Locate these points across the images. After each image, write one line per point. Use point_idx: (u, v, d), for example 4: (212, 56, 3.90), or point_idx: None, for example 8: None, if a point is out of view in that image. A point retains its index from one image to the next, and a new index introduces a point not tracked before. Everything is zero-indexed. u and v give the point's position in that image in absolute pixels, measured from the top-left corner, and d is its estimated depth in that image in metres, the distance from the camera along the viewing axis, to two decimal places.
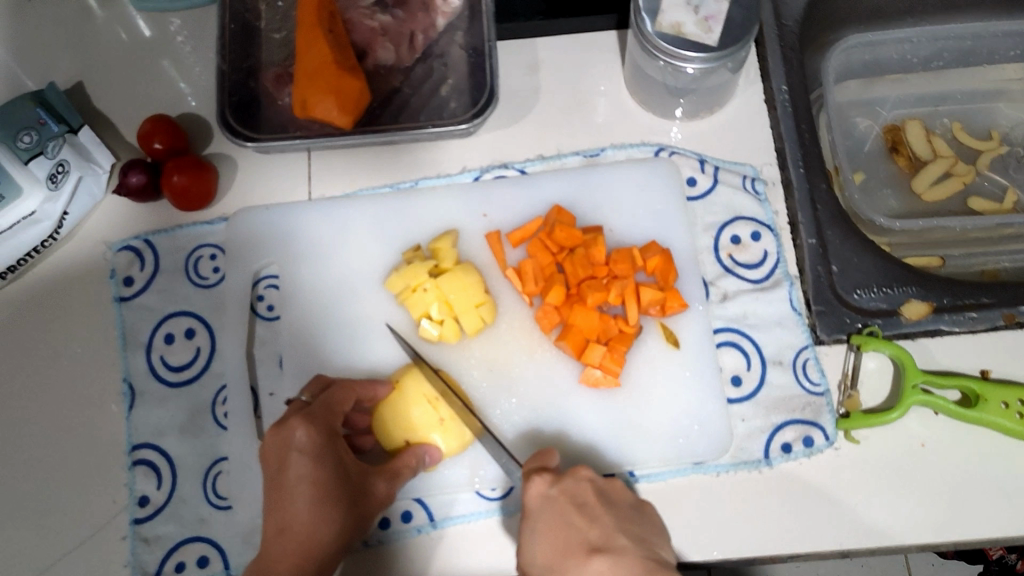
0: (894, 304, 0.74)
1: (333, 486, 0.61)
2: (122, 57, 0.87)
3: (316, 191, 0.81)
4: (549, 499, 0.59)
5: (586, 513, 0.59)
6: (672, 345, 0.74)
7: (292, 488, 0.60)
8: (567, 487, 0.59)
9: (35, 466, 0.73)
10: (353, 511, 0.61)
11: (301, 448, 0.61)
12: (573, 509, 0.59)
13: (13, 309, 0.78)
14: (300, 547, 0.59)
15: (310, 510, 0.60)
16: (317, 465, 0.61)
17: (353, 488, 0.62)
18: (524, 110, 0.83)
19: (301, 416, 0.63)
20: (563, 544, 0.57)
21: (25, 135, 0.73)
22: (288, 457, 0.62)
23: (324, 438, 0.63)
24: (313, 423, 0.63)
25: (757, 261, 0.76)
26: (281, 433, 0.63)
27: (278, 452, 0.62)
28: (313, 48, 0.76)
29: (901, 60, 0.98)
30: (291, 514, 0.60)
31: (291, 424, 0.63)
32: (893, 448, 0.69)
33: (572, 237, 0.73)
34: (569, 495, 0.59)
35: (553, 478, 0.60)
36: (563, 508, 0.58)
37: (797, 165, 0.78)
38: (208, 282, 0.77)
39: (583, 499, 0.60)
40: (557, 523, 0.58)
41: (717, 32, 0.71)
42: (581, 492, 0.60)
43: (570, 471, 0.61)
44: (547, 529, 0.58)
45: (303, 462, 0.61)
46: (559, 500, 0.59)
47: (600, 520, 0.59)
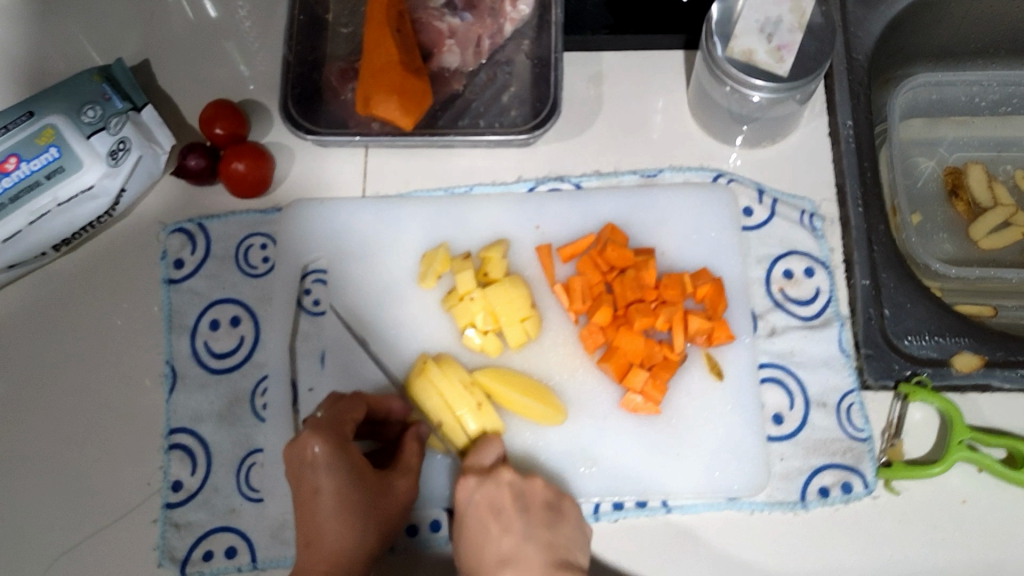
0: (944, 354, 0.72)
1: (353, 497, 0.61)
2: (186, 38, 0.87)
3: (370, 188, 0.81)
4: (470, 503, 0.64)
5: (501, 520, 0.63)
6: (715, 376, 0.73)
7: (313, 501, 0.60)
8: (488, 492, 0.64)
9: (72, 440, 0.73)
10: (375, 514, 0.61)
11: (315, 462, 0.61)
12: (490, 515, 0.63)
13: (63, 281, 0.79)
14: (328, 559, 0.59)
15: (335, 522, 0.60)
16: (335, 476, 0.61)
17: (374, 492, 0.62)
18: (583, 125, 0.82)
19: (310, 428, 0.62)
20: (478, 551, 0.62)
21: (89, 110, 0.73)
22: (303, 472, 0.61)
23: (340, 446, 0.61)
24: (324, 434, 0.61)
25: (809, 298, 0.75)
26: (296, 448, 0.62)
27: (295, 468, 0.62)
28: (381, 47, 0.75)
29: (969, 102, 0.96)
30: (318, 527, 0.60)
31: (304, 438, 0.62)
32: (933, 502, 0.68)
33: (623, 258, 0.73)
34: (489, 501, 0.64)
35: (475, 482, 0.65)
36: (481, 512, 0.64)
37: (856, 203, 0.77)
38: (257, 271, 0.78)
39: (500, 504, 0.64)
40: (475, 528, 0.63)
41: (789, 62, 0.70)
42: (501, 497, 0.64)
43: (494, 473, 0.65)
44: (468, 533, 0.63)
45: (324, 474, 0.60)
46: (477, 505, 0.64)
47: (513, 528, 0.63)
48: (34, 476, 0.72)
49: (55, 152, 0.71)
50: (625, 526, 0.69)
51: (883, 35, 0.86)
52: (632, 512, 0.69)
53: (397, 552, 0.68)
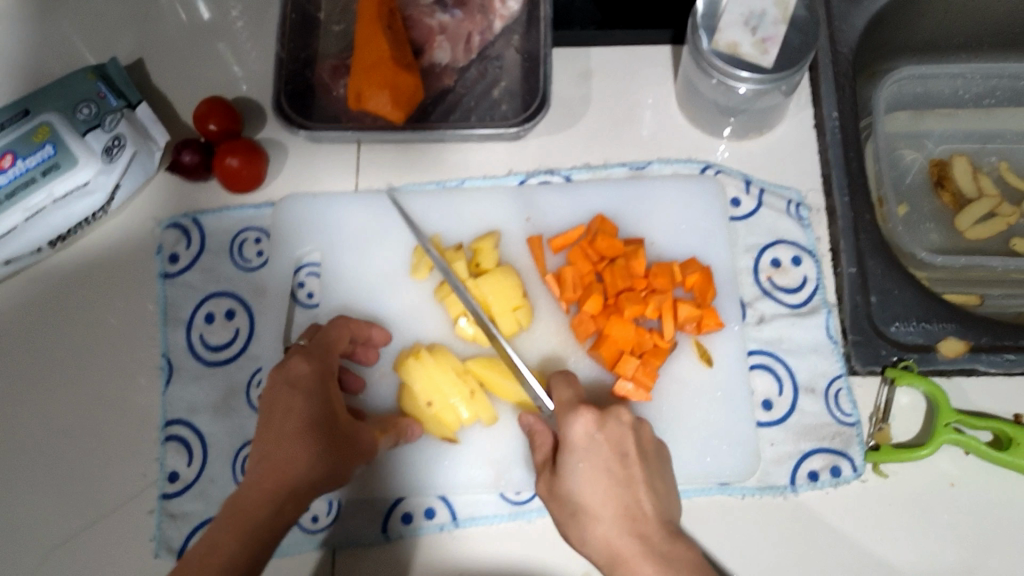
0: (931, 339, 0.73)
1: (320, 420, 0.61)
2: (179, 38, 0.88)
3: (363, 182, 0.82)
4: (593, 440, 0.59)
5: (625, 466, 0.59)
6: (705, 362, 0.74)
7: (281, 418, 0.60)
8: (613, 434, 0.60)
9: (69, 434, 0.74)
10: (334, 454, 0.60)
11: (297, 385, 0.62)
12: (616, 458, 0.59)
13: (60, 277, 0.79)
14: (279, 473, 0.57)
15: (297, 435, 0.59)
16: (310, 402, 0.61)
17: (337, 428, 0.62)
18: (573, 119, 0.83)
19: (299, 358, 0.64)
20: (599, 491, 0.57)
21: (84, 107, 0.75)
22: (282, 392, 0.61)
23: (322, 374, 0.63)
24: (311, 365, 0.63)
25: (796, 285, 0.76)
26: (280, 369, 0.64)
27: (271, 391, 0.62)
28: (371, 43, 0.76)
29: (953, 94, 0.97)
30: (277, 442, 0.58)
31: (292, 361, 0.64)
32: (921, 484, 0.69)
33: (613, 247, 0.74)
34: (613, 443, 0.60)
35: (599, 420, 0.60)
36: (606, 454, 0.59)
37: (842, 192, 0.78)
38: (251, 264, 0.79)
39: (625, 449, 0.60)
40: (599, 467, 0.58)
41: (773, 54, 0.71)
42: (625, 443, 0.60)
43: (612, 414, 0.61)
44: (585, 470, 0.58)
45: (302, 390, 0.61)
46: (603, 444, 0.59)
47: (635, 474, 0.59)
48: (32, 469, 0.73)
49: (50, 150, 0.72)
50: None
51: (867, 28, 0.87)
52: None
53: (391, 539, 0.69)
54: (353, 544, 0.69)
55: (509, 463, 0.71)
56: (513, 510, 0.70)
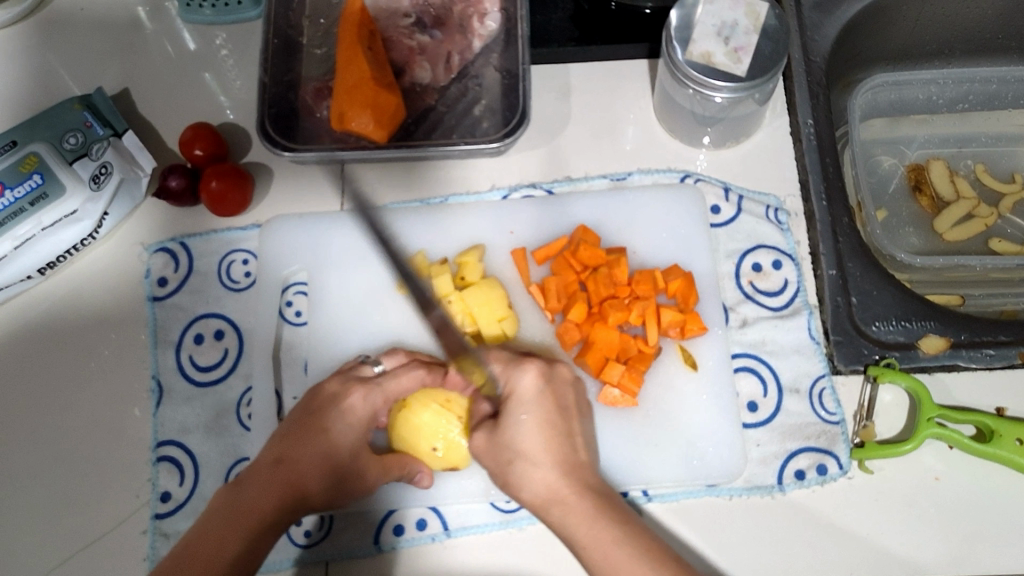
0: (911, 338, 0.74)
1: (343, 457, 0.65)
2: (165, 67, 0.90)
3: (348, 202, 0.83)
4: (538, 392, 0.63)
5: (567, 422, 0.63)
6: (689, 367, 0.75)
7: (316, 435, 0.65)
8: (557, 391, 0.64)
9: (62, 457, 0.74)
10: (342, 487, 0.65)
11: (345, 412, 0.66)
12: (559, 413, 0.63)
13: (50, 304, 0.80)
14: (290, 485, 0.62)
15: (315, 465, 0.64)
16: (347, 435, 0.66)
17: (354, 468, 0.66)
18: (553, 133, 0.85)
19: (361, 385, 0.68)
20: (546, 442, 0.61)
21: (71, 137, 0.76)
22: (330, 409, 0.66)
23: (367, 416, 0.67)
24: (367, 396, 0.68)
25: (777, 289, 0.77)
26: (336, 393, 0.68)
27: (323, 402, 0.67)
28: (353, 64, 0.78)
29: (927, 101, 0.99)
30: (300, 453, 0.64)
31: (352, 391, 0.68)
32: (907, 479, 0.69)
33: (595, 257, 0.75)
34: (558, 400, 0.64)
35: (546, 377, 0.65)
36: (552, 408, 0.63)
37: (820, 197, 0.79)
38: (239, 285, 0.80)
39: (564, 405, 0.64)
40: (543, 420, 0.62)
41: (747, 63, 0.73)
42: (566, 401, 0.65)
43: (557, 375, 0.66)
44: (533, 418, 0.62)
45: (342, 422, 0.66)
46: (547, 398, 0.63)
47: (574, 432, 0.63)
48: (26, 494, 0.73)
49: (38, 179, 0.73)
50: None
51: (838, 37, 0.89)
52: None
53: (384, 552, 0.69)
54: (346, 557, 0.69)
55: None
56: (504, 518, 0.70)
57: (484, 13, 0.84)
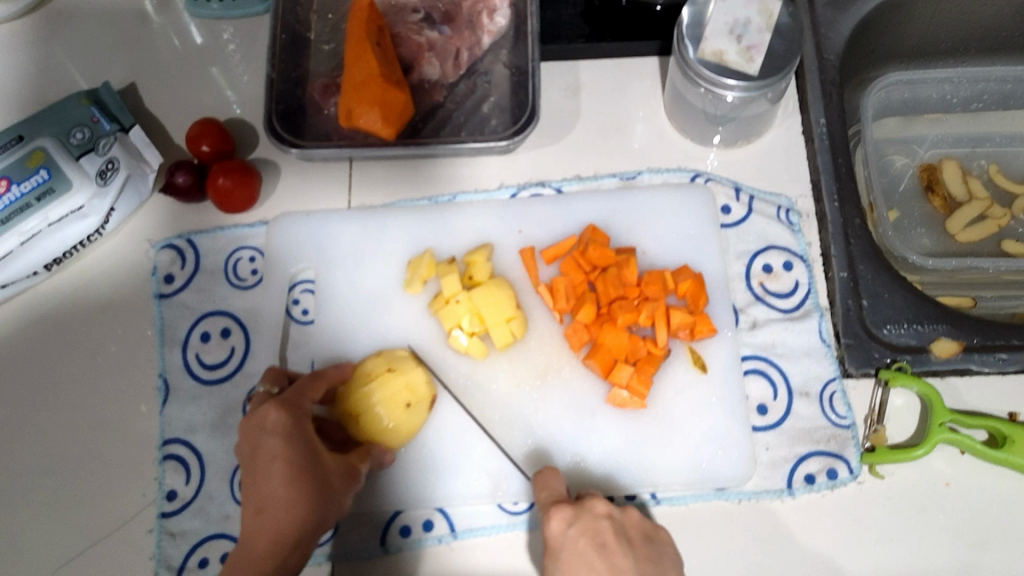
0: (923, 340, 0.74)
1: (307, 464, 0.60)
2: (171, 62, 0.89)
3: (356, 200, 0.83)
4: (567, 538, 0.59)
5: (606, 556, 0.57)
6: (699, 369, 0.74)
7: (267, 466, 0.59)
8: (586, 525, 0.59)
9: (67, 455, 0.74)
10: (327, 491, 0.60)
11: (275, 429, 0.61)
12: (593, 547, 0.58)
13: (55, 301, 0.80)
14: (276, 526, 0.57)
15: (286, 489, 0.58)
16: (293, 444, 0.61)
17: (324, 470, 0.61)
18: (563, 131, 0.84)
19: (273, 400, 0.63)
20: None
21: (78, 132, 0.76)
22: (260, 439, 0.61)
23: (298, 421, 0.62)
24: (285, 406, 0.62)
25: (788, 290, 0.76)
26: (255, 419, 0.62)
27: (250, 437, 0.61)
28: (361, 60, 0.77)
29: (940, 100, 0.97)
30: (263, 491, 0.58)
31: (264, 410, 0.62)
32: (918, 485, 0.69)
33: (605, 257, 0.75)
34: (589, 534, 0.59)
35: (572, 516, 0.60)
36: (581, 544, 0.58)
37: (832, 198, 0.78)
38: (246, 283, 0.79)
39: (603, 538, 0.59)
40: (579, 565, 0.57)
41: (759, 61, 0.72)
42: (602, 532, 0.59)
43: (588, 508, 0.61)
44: (566, 567, 0.57)
45: (279, 438, 0.61)
46: (576, 539, 0.58)
47: (619, 564, 0.57)
48: (32, 491, 0.73)
49: (45, 175, 0.73)
50: None
51: (852, 35, 0.88)
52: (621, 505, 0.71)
53: (390, 553, 0.69)
54: (352, 558, 0.69)
55: (507, 474, 0.71)
56: (512, 520, 0.70)
57: (494, 8, 0.83)
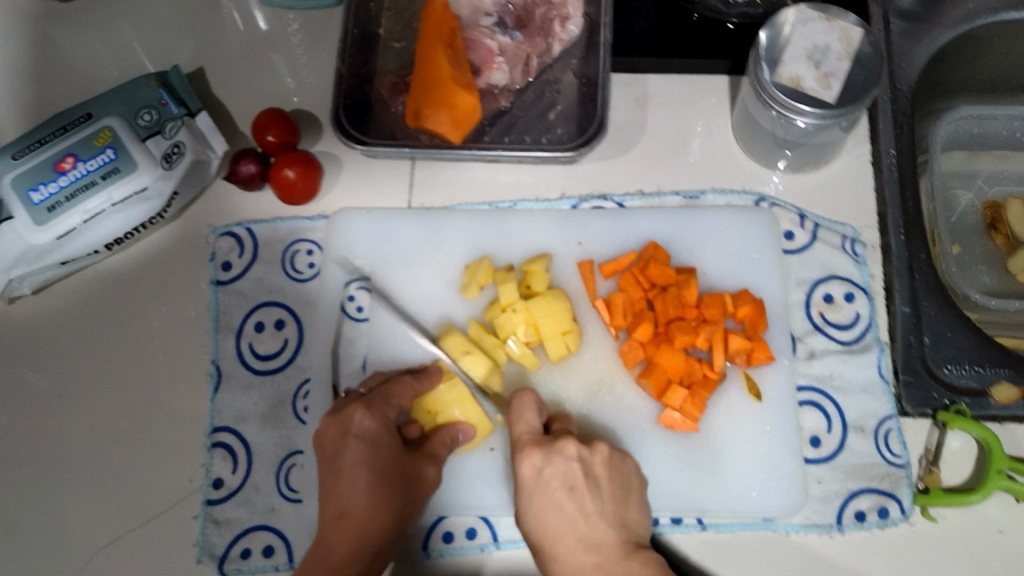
0: (984, 383, 0.72)
1: (390, 474, 0.62)
2: (239, 49, 0.89)
3: (416, 199, 0.82)
4: (540, 481, 0.62)
5: (575, 498, 0.61)
6: (754, 397, 0.73)
7: (351, 472, 0.62)
8: (557, 469, 0.62)
9: (115, 436, 0.74)
10: (405, 499, 0.63)
11: (360, 435, 0.63)
12: (564, 492, 0.61)
13: (113, 280, 0.80)
14: (359, 534, 0.60)
15: (370, 497, 0.61)
16: (376, 453, 0.63)
17: (404, 477, 0.64)
18: (627, 144, 0.83)
19: (360, 402, 0.65)
20: (554, 524, 0.61)
21: (146, 114, 0.77)
22: (345, 442, 0.63)
23: (381, 425, 0.64)
24: (372, 411, 0.64)
25: (848, 322, 0.75)
26: (339, 421, 0.64)
27: (336, 436, 0.64)
28: (432, 60, 0.77)
29: (1010, 136, 0.96)
30: (348, 498, 0.61)
31: (349, 411, 0.64)
32: (971, 530, 0.67)
33: (665, 275, 0.73)
34: (560, 478, 0.62)
35: (544, 459, 0.62)
36: (555, 490, 0.61)
37: (898, 230, 0.77)
38: (302, 275, 0.79)
39: (572, 480, 0.62)
40: (549, 504, 0.61)
41: (837, 89, 0.71)
42: (571, 474, 0.62)
43: (558, 450, 0.63)
44: (538, 508, 0.62)
45: (362, 447, 0.62)
46: (550, 482, 0.62)
47: (587, 506, 0.61)
48: (79, 469, 0.73)
49: (110, 153, 0.74)
50: (659, 542, 0.70)
51: (926, 66, 0.87)
52: (666, 527, 0.70)
53: (432, 559, 0.69)
54: (395, 559, 0.69)
55: None
56: None
57: (566, 16, 0.83)
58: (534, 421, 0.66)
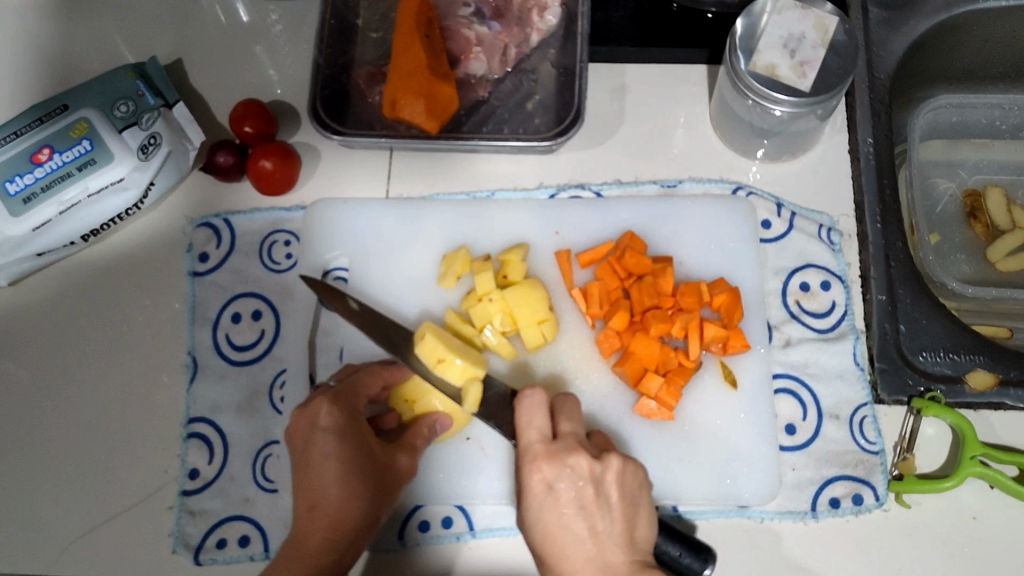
0: (959, 371, 0.72)
1: (359, 463, 0.62)
2: (217, 40, 0.89)
3: (394, 190, 0.83)
4: (550, 491, 0.58)
5: (586, 514, 0.57)
6: (729, 385, 0.73)
7: (319, 464, 0.62)
8: (569, 482, 0.57)
9: (92, 426, 0.75)
10: (378, 487, 0.63)
11: (326, 427, 0.63)
12: (575, 506, 0.57)
13: (90, 271, 0.80)
14: (332, 524, 0.60)
15: (340, 487, 0.61)
16: (344, 443, 0.63)
17: (376, 466, 0.64)
18: (606, 134, 0.83)
19: (325, 395, 0.65)
20: (560, 544, 0.56)
21: (122, 106, 0.76)
22: (313, 435, 0.63)
23: (348, 417, 0.64)
24: (336, 403, 0.64)
25: (824, 310, 0.75)
26: (306, 415, 0.64)
27: (304, 431, 0.64)
28: (409, 51, 0.77)
29: (989, 125, 0.96)
30: (319, 489, 0.61)
31: (315, 404, 0.64)
32: (944, 517, 0.68)
33: (641, 264, 0.73)
34: (571, 492, 0.57)
35: (555, 469, 0.58)
36: (565, 503, 0.57)
37: (874, 219, 0.77)
38: (280, 266, 0.79)
39: (584, 495, 0.57)
40: (557, 516, 0.57)
41: (811, 77, 0.71)
42: (583, 489, 0.57)
43: (571, 458, 0.58)
44: (546, 522, 0.57)
45: (329, 438, 0.62)
46: (560, 495, 0.57)
47: (599, 523, 0.57)
48: (56, 459, 0.74)
49: (87, 145, 0.74)
50: None
51: (905, 55, 0.87)
52: None
53: (408, 547, 0.69)
54: (372, 549, 0.69)
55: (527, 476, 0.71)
56: None
57: (545, 6, 0.83)
58: (544, 425, 0.61)
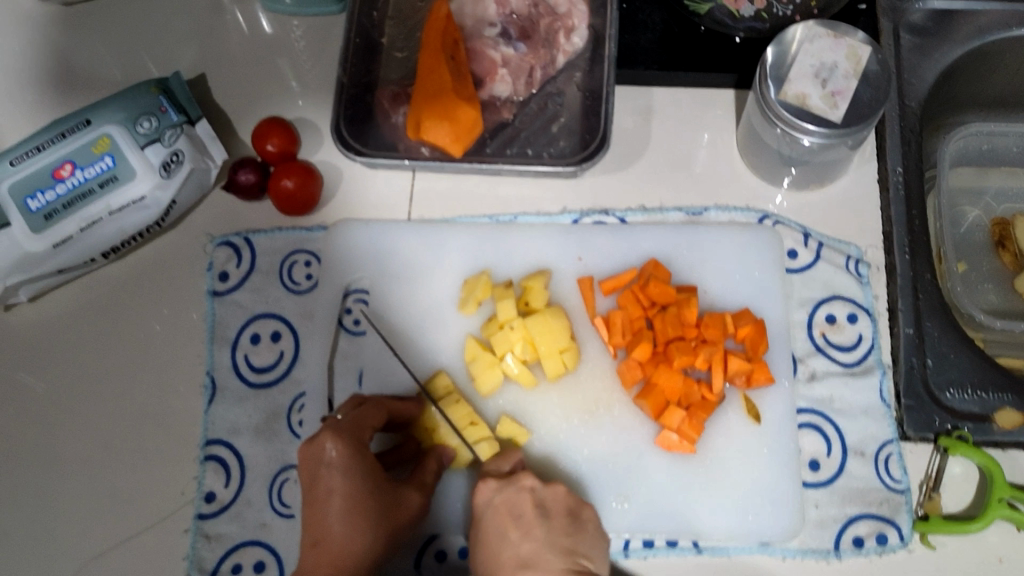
0: (987, 409, 0.71)
1: (366, 500, 0.61)
2: (241, 55, 0.88)
3: (416, 212, 0.82)
4: (491, 505, 0.64)
5: (520, 525, 0.62)
6: (752, 419, 0.73)
7: (325, 501, 0.61)
8: (508, 497, 0.63)
9: (109, 445, 0.74)
10: (387, 523, 0.62)
11: (331, 463, 0.62)
12: (509, 519, 0.63)
13: (110, 288, 0.80)
14: (336, 561, 0.59)
15: (344, 525, 0.60)
16: (350, 479, 0.61)
17: (386, 501, 0.62)
18: (631, 157, 0.82)
19: (330, 429, 0.63)
20: (498, 552, 0.61)
21: (145, 121, 0.75)
22: (318, 471, 0.62)
23: (355, 450, 0.63)
24: (342, 437, 0.62)
25: (850, 343, 0.74)
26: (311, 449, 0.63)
27: (310, 466, 0.63)
28: (435, 72, 0.76)
29: (1020, 153, 0.95)
30: (324, 526, 0.60)
31: (321, 438, 0.63)
32: (969, 558, 0.66)
33: (665, 294, 0.72)
34: (508, 505, 0.63)
35: (497, 484, 0.65)
36: (501, 515, 0.63)
37: (903, 250, 0.76)
38: (300, 287, 0.78)
39: (520, 510, 0.63)
40: (497, 528, 0.62)
41: (843, 109, 0.70)
42: (521, 504, 0.63)
43: (515, 480, 0.65)
44: (487, 535, 0.63)
45: (334, 475, 0.61)
46: (498, 507, 0.63)
47: (534, 533, 0.62)
48: (72, 478, 0.73)
49: (109, 161, 0.74)
50: (656, 565, 0.68)
51: (936, 83, 0.86)
52: (662, 550, 0.69)
53: None
54: None
55: None
56: None
57: (572, 27, 0.81)
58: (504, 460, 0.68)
